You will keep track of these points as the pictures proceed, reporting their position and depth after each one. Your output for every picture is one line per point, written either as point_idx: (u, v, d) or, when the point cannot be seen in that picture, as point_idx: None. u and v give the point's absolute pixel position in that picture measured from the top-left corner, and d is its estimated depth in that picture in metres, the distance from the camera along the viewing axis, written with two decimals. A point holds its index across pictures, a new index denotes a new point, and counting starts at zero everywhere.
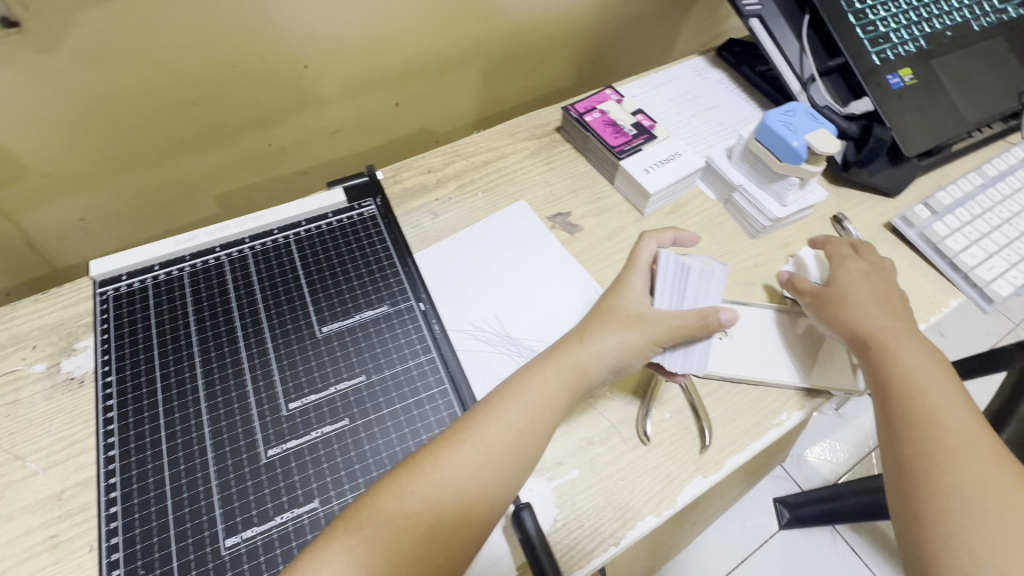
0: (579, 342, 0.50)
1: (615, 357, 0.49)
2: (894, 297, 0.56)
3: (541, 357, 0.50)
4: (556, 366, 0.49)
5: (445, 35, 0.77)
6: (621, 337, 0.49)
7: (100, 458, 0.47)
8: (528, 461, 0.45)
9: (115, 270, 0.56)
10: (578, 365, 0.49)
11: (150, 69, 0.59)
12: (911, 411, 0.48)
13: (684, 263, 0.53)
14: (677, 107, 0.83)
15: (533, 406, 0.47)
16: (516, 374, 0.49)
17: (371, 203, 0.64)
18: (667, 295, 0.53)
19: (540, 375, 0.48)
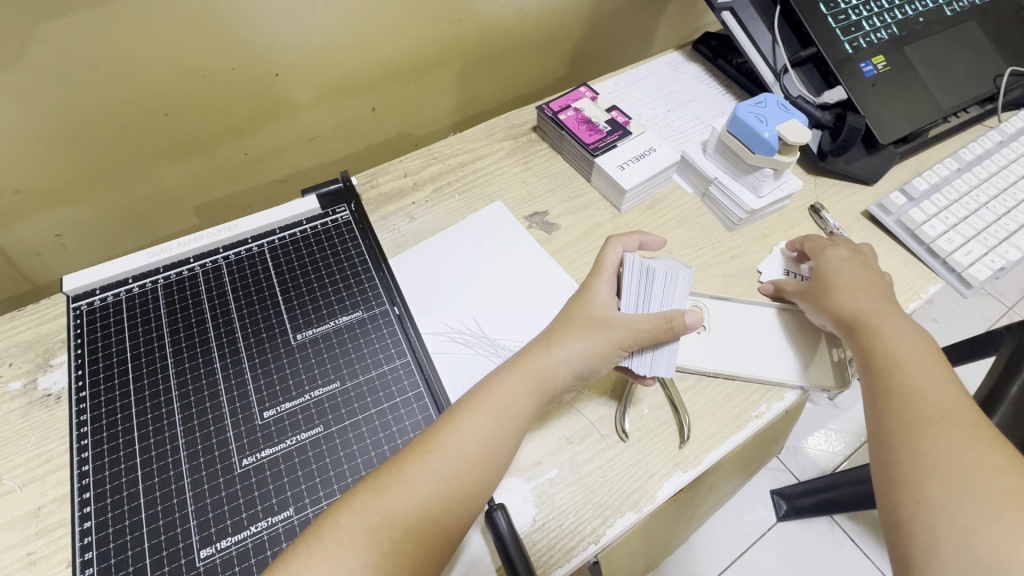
0: (544, 348, 0.49)
1: (582, 362, 0.49)
2: (878, 281, 0.57)
3: (507, 364, 0.49)
4: (522, 372, 0.48)
5: (418, 39, 0.77)
6: (587, 343, 0.49)
7: (75, 473, 0.46)
8: (494, 470, 0.45)
9: (88, 285, 0.56)
10: (543, 371, 0.48)
11: (118, 82, 0.60)
12: (890, 386, 0.48)
13: (648, 266, 0.52)
14: (653, 102, 0.84)
15: (499, 414, 0.46)
16: (482, 382, 0.49)
17: (345, 209, 0.64)
18: (632, 299, 0.52)
19: (506, 383, 0.48)
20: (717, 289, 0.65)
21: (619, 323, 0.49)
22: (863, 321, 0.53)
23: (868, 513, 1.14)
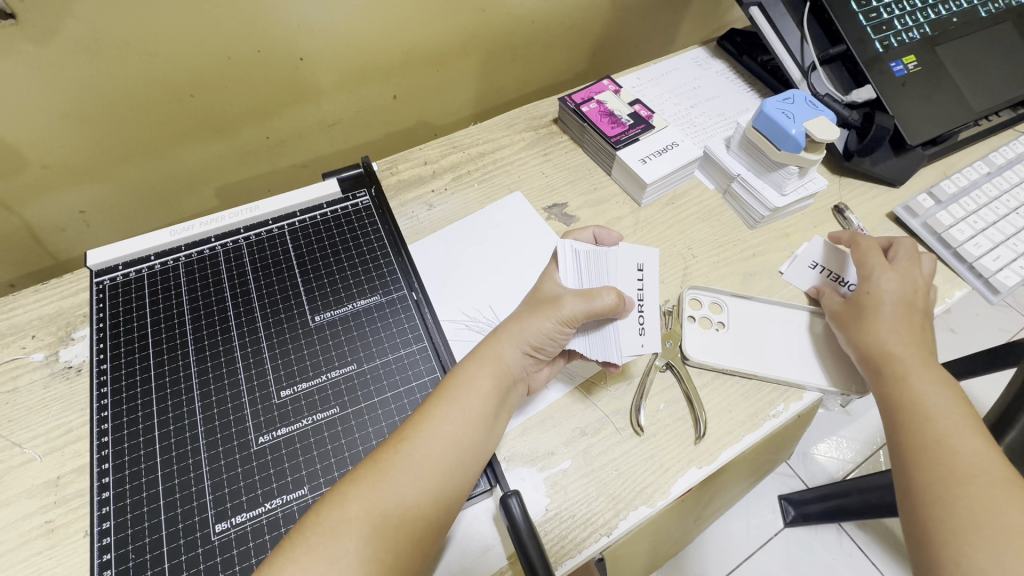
0: (495, 338, 0.50)
1: (528, 342, 0.50)
2: (916, 311, 0.56)
3: (466, 359, 0.50)
4: (481, 365, 0.48)
5: (443, 28, 0.77)
6: (539, 328, 0.49)
7: (94, 444, 0.47)
8: (460, 463, 0.45)
9: (111, 260, 0.57)
10: (498, 360, 0.49)
11: (145, 61, 0.60)
12: (922, 436, 0.48)
13: (577, 249, 0.54)
14: (676, 98, 0.83)
15: (472, 408, 0.46)
16: (446, 381, 0.49)
17: (365, 194, 0.64)
18: (570, 276, 0.54)
19: (469, 376, 0.48)
20: (738, 286, 0.64)
21: (562, 301, 0.50)
22: (875, 360, 0.53)
23: (878, 523, 1.13)
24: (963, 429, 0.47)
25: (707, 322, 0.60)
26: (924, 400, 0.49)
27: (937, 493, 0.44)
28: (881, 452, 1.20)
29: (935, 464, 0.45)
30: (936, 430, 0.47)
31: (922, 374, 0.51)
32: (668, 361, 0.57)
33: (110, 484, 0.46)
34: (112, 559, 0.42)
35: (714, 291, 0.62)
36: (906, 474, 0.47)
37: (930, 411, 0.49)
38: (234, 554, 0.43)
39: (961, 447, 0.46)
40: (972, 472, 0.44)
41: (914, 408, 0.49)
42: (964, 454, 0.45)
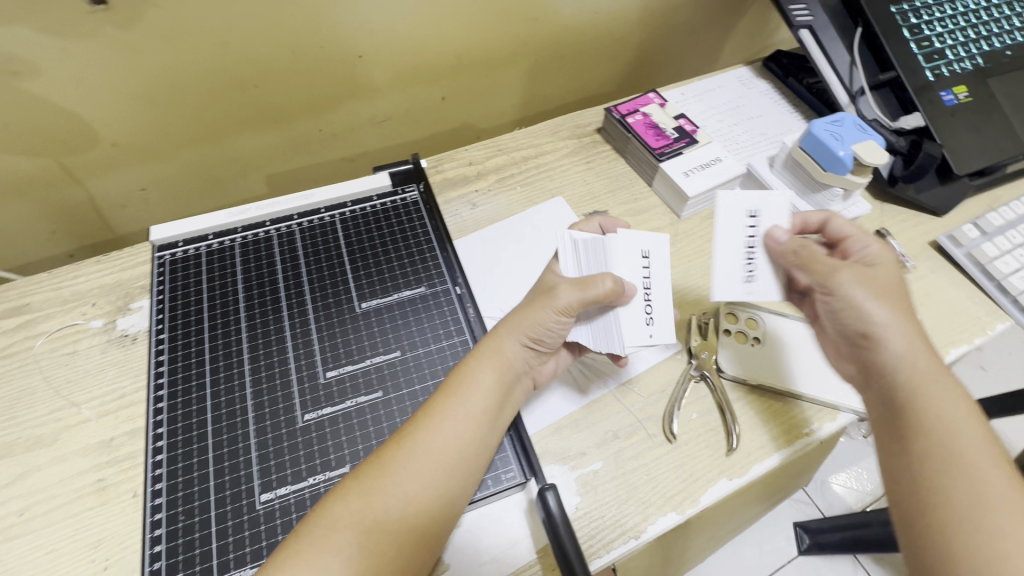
0: (494, 334, 0.52)
1: (527, 335, 0.50)
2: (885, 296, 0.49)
3: (467, 357, 0.51)
4: (483, 363, 0.49)
5: (496, 34, 0.80)
6: (538, 320, 0.50)
7: (150, 409, 0.49)
8: (461, 459, 0.46)
9: (173, 236, 0.60)
10: (498, 357, 0.50)
11: (216, 50, 0.63)
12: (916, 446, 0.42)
13: (575, 240, 0.55)
14: (719, 114, 0.84)
15: (472, 404, 0.47)
16: (449, 379, 0.50)
17: (414, 189, 0.66)
18: (572, 269, 0.55)
19: (469, 374, 0.49)
20: (774, 303, 0.64)
21: (557, 291, 0.50)
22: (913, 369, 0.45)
23: (896, 558, 1.10)
24: (991, 464, 0.40)
25: (743, 337, 0.60)
26: (955, 424, 0.42)
27: (939, 535, 0.39)
28: None
29: (954, 501, 0.39)
30: (957, 462, 0.40)
31: (940, 390, 0.44)
32: (702, 370, 0.57)
33: (163, 447, 0.48)
34: (163, 519, 0.44)
35: (751, 306, 0.62)
36: (920, 508, 0.40)
37: (948, 437, 0.42)
38: (278, 523, 0.44)
39: (990, 483, 0.39)
40: (988, 514, 0.38)
41: (942, 431, 0.42)
42: (984, 491, 0.39)
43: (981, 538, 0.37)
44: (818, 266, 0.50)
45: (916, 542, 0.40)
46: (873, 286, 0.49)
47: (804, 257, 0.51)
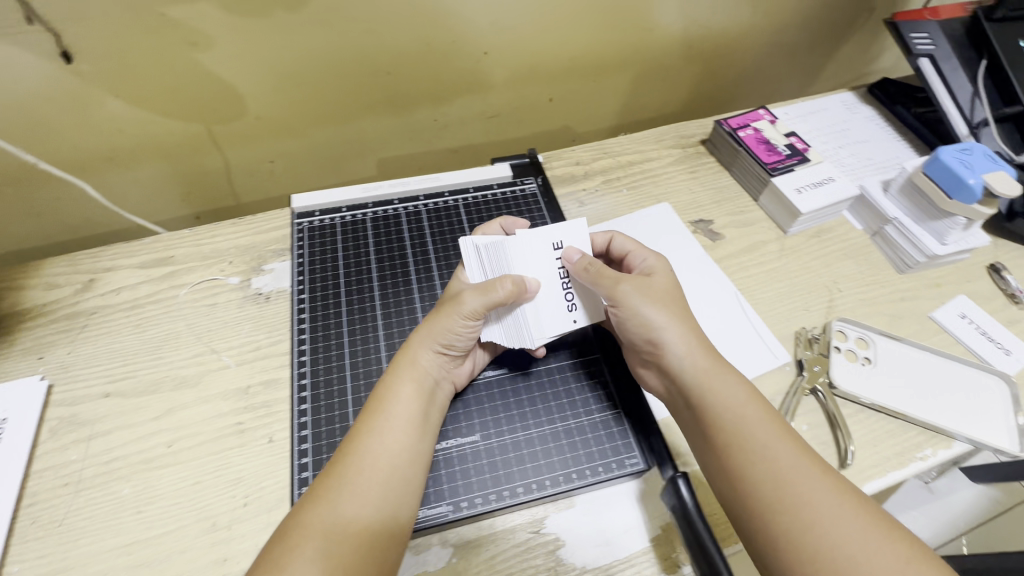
0: (407, 345, 0.51)
1: (439, 342, 0.49)
2: (672, 303, 0.52)
3: (387, 372, 0.50)
4: (403, 374, 0.48)
5: (610, 40, 0.82)
6: (432, 327, 0.50)
7: (295, 363, 0.53)
8: (396, 480, 0.44)
9: (311, 206, 0.64)
10: (414, 369, 0.49)
11: (364, 37, 0.67)
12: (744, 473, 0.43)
13: (478, 246, 0.53)
14: (825, 136, 0.84)
15: (399, 417, 0.46)
16: (372, 398, 0.48)
17: (533, 181, 0.69)
18: (476, 270, 0.53)
19: (392, 388, 0.48)
20: (884, 327, 0.64)
21: (462, 296, 0.49)
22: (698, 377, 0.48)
23: None
24: (790, 448, 0.43)
25: (853, 356, 0.60)
26: (742, 416, 0.45)
27: (772, 515, 0.40)
28: (964, 538, 1.11)
29: (756, 480, 0.42)
30: (747, 444, 0.44)
31: (723, 380, 0.47)
32: (814, 386, 0.57)
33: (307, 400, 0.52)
34: (311, 465, 0.49)
35: (862, 327, 0.62)
36: (738, 497, 0.43)
37: (739, 430, 0.44)
38: None
39: (785, 461, 0.42)
40: (804, 494, 0.40)
41: (727, 424, 0.45)
42: (778, 468, 0.42)
43: (809, 515, 0.39)
44: (604, 280, 0.50)
45: (751, 532, 0.42)
46: (650, 293, 0.51)
47: (594, 268, 0.51)
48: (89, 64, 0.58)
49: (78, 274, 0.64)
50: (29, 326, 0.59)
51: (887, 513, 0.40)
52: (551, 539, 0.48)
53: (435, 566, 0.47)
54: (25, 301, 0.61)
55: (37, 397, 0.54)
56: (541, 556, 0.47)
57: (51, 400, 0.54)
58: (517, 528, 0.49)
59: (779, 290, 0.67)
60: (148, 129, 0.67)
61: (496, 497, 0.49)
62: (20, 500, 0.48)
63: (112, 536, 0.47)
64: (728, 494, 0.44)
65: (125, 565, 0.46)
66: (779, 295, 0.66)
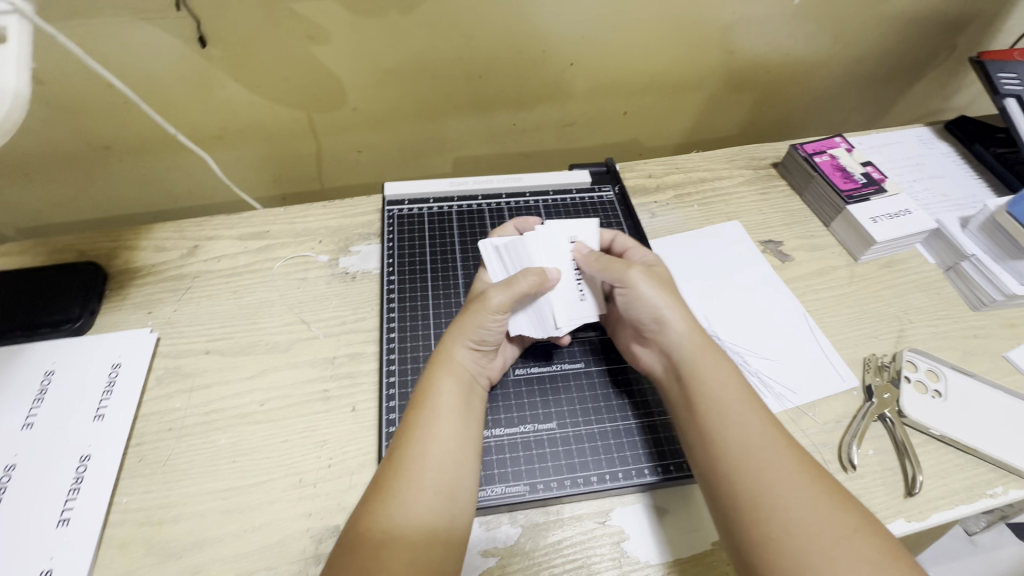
0: (445, 343, 0.52)
1: (471, 337, 0.51)
2: (669, 286, 0.55)
3: (427, 370, 0.51)
4: (445, 370, 0.50)
5: (691, 60, 0.84)
6: (465, 323, 0.52)
7: (385, 334, 0.59)
8: (453, 475, 0.45)
9: (401, 195, 0.71)
10: (452, 366, 0.50)
11: (463, 41, 0.71)
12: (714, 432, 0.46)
13: (498, 247, 0.58)
14: (899, 169, 0.83)
15: (445, 410, 0.47)
16: (415, 395, 0.49)
17: (609, 190, 0.75)
18: (498, 270, 0.58)
19: (435, 384, 0.49)
20: (956, 361, 0.63)
21: (488, 294, 0.52)
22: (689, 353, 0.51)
23: None
24: (762, 427, 0.45)
25: (922, 387, 0.60)
26: (719, 393, 0.48)
27: (735, 478, 0.43)
28: None
29: (724, 448, 0.45)
30: (718, 409, 0.47)
31: (711, 359, 0.50)
32: (882, 412, 0.58)
33: (395, 370, 0.57)
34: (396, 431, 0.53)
35: (933, 359, 0.61)
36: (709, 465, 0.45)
37: (716, 407, 0.47)
38: (493, 458, 0.52)
39: (753, 433, 0.45)
40: (769, 466, 0.43)
41: (705, 401, 0.48)
42: (747, 438, 0.45)
43: (770, 480, 0.42)
44: (618, 266, 0.55)
45: (709, 489, 0.45)
46: (655, 279, 0.55)
47: (604, 259, 0.56)
48: (220, 49, 0.64)
49: (184, 240, 0.69)
50: (141, 282, 0.65)
51: (864, 503, 0.41)
52: (616, 531, 0.50)
53: (504, 544, 0.49)
54: (138, 260, 0.66)
55: (147, 347, 0.58)
56: (606, 546, 0.49)
57: (158, 352, 0.59)
58: (584, 517, 0.50)
59: (848, 315, 0.67)
60: (257, 113, 0.73)
61: (570, 484, 0.51)
62: (130, 438, 0.53)
63: (208, 480, 0.51)
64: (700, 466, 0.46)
65: (219, 508, 0.49)
66: (848, 321, 0.66)
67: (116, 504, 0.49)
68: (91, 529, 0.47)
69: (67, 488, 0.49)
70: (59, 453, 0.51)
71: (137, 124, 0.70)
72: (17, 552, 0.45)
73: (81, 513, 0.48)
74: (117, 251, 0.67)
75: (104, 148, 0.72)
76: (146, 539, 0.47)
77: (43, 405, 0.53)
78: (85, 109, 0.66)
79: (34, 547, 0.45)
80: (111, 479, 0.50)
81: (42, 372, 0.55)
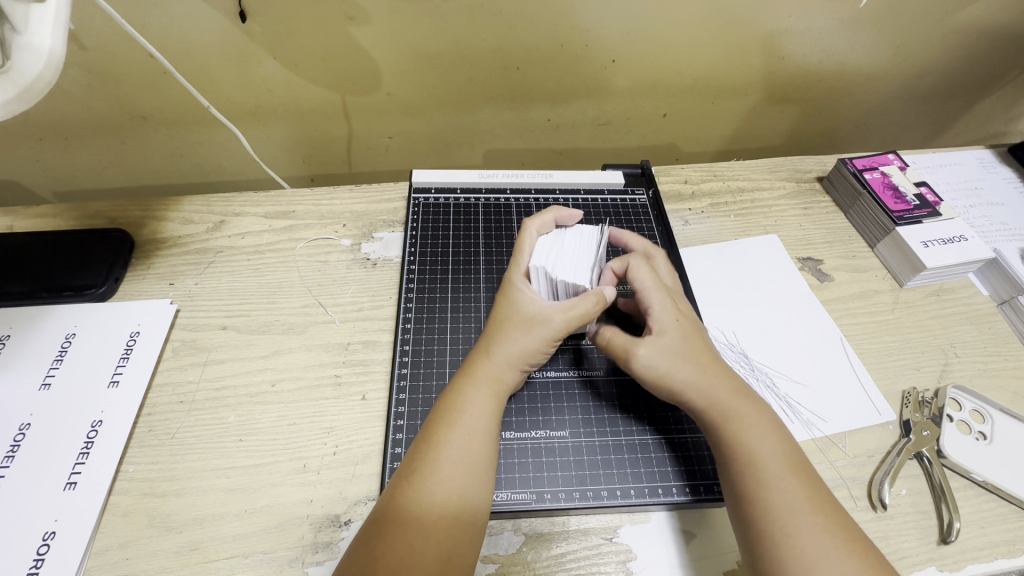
0: (486, 357, 0.48)
1: (520, 360, 0.49)
2: (690, 350, 0.49)
3: (458, 382, 0.47)
4: (478, 384, 0.47)
5: (739, 64, 0.80)
6: (514, 341, 0.49)
7: (400, 325, 0.58)
8: (477, 494, 0.42)
9: (428, 183, 0.70)
10: (493, 380, 0.47)
11: (502, 31, 0.69)
12: (751, 488, 0.42)
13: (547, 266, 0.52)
14: (956, 192, 0.78)
15: (474, 431, 0.44)
16: (441, 409, 0.45)
17: (643, 193, 0.73)
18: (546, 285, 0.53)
19: (467, 400, 0.46)
20: (1005, 403, 0.59)
21: (551, 321, 0.49)
22: (720, 413, 0.46)
23: None
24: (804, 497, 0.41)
25: (966, 427, 0.56)
26: (756, 448, 0.44)
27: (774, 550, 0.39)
28: None
29: (761, 514, 0.41)
30: (753, 463, 0.43)
31: (751, 408, 0.46)
32: (919, 450, 0.54)
33: (407, 363, 0.56)
34: (403, 426, 0.52)
35: (980, 399, 0.57)
36: (748, 529, 0.42)
37: (756, 464, 0.43)
38: (502, 461, 0.50)
39: (792, 501, 0.41)
40: (807, 539, 0.39)
41: (742, 455, 0.44)
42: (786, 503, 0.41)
43: (810, 558, 0.38)
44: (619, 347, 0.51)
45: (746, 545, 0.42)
46: (664, 353, 0.49)
47: (613, 337, 0.52)
48: (259, 25, 0.63)
49: (211, 214, 0.69)
50: (166, 253, 0.65)
51: None
52: (623, 549, 0.47)
53: (505, 551, 0.47)
54: (165, 231, 0.67)
55: (166, 318, 0.59)
56: (612, 564, 0.47)
57: (176, 323, 0.59)
58: (590, 531, 0.48)
59: (888, 343, 0.63)
60: (292, 92, 0.72)
61: (579, 496, 0.49)
62: (141, 408, 0.53)
63: (214, 457, 0.50)
64: (738, 525, 0.43)
65: (222, 486, 0.49)
66: (888, 349, 0.62)
67: (123, 473, 0.49)
68: (96, 495, 0.47)
69: (78, 451, 0.49)
70: (72, 416, 0.51)
71: (174, 96, 0.70)
72: (22, 511, 0.45)
73: (88, 478, 0.48)
74: (146, 221, 0.68)
75: (141, 118, 0.73)
76: (149, 511, 0.47)
77: (61, 367, 0.54)
78: (125, 77, 0.67)
79: (40, 508, 0.46)
80: (119, 447, 0.50)
81: (63, 334, 0.56)
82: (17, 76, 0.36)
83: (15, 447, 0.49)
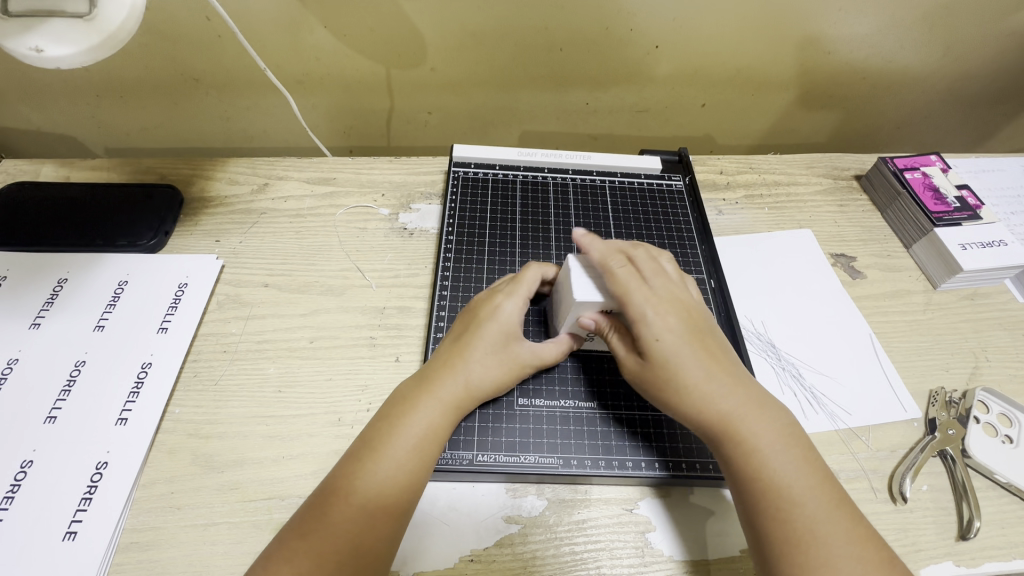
0: (452, 371, 0.48)
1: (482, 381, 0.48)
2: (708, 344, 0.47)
3: (417, 389, 0.47)
4: (434, 399, 0.46)
5: (783, 59, 0.80)
6: (481, 369, 0.48)
7: (436, 292, 0.60)
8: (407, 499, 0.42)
9: (467, 158, 0.71)
10: (454, 395, 0.47)
11: (550, 12, 0.70)
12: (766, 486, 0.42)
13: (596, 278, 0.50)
14: (999, 198, 0.77)
15: (418, 441, 0.44)
16: (393, 414, 0.45)
17: (679, 179, 0.73)
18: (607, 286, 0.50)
19: (421, 411, 0.45)
20: None
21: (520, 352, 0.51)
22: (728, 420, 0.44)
23: None
24: (823, 502, 0.41)
25: (992, 430, 0.55)
26: (771, 455, 0.43)
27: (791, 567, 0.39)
28: None
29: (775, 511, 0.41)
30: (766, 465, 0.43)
31: (759, 421, 0.44)
32: (943, 448, 0.54)
33: (442, 329, 0.57)
34: None
35: (1009, 404, 0.56)
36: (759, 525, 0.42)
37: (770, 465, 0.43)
38: (531, 426, 0.52)
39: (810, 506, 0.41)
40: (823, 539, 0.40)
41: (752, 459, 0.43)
42: (808, 521, 0.40)
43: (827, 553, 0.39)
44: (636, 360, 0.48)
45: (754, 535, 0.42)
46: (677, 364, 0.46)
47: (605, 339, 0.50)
48: None
49: (256, 177, 0.72)
50: (212, 211, 0.68)
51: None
52: (642, 520, 0.49)
53: (528, 513, 0.49)
54: (212, 190, 0.69)
55: (212, 272, 0.61)
56: (631, 534, 0.48)
57: (221, 278, 0.62)
58: (611, 501, 0.50)
59: (919, 343, 0.63)
60: (338, 62, 0.74)
61: (604, 465, 0.50)
62: (187, 354, 0.56)
63: (254, 405, 0.53)
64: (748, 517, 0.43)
65: (261, 433, 0.51)
66: (917, 349, 0.62)
67: (169, 414, 0.52)
68: (146, 431, 0.50)
69: (128, 391, 0.52)
70: (125, 357, 0.54)
71: (225, 60, 0.72)
72: (78, 440, 0.48)
73: (139, 415, 0.50)
74: (194, 179, 0.70)
75: (194, 80, 0.75)
76: (193, 451, 0.50)
77: (114, 311, 0.57)
78: (182, 39, 0.69)
79: (94, 439, 0.48)
80: (167, 390, 0.52)
81: (116, 281, 0.59)
82: (103, 24, 0.38)
83: (71, 382, 0.51)
